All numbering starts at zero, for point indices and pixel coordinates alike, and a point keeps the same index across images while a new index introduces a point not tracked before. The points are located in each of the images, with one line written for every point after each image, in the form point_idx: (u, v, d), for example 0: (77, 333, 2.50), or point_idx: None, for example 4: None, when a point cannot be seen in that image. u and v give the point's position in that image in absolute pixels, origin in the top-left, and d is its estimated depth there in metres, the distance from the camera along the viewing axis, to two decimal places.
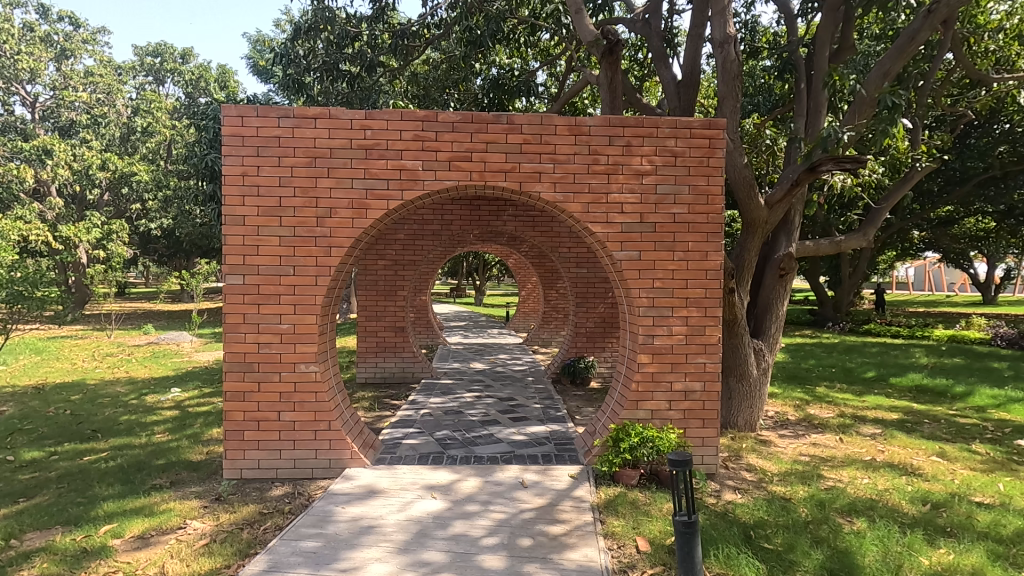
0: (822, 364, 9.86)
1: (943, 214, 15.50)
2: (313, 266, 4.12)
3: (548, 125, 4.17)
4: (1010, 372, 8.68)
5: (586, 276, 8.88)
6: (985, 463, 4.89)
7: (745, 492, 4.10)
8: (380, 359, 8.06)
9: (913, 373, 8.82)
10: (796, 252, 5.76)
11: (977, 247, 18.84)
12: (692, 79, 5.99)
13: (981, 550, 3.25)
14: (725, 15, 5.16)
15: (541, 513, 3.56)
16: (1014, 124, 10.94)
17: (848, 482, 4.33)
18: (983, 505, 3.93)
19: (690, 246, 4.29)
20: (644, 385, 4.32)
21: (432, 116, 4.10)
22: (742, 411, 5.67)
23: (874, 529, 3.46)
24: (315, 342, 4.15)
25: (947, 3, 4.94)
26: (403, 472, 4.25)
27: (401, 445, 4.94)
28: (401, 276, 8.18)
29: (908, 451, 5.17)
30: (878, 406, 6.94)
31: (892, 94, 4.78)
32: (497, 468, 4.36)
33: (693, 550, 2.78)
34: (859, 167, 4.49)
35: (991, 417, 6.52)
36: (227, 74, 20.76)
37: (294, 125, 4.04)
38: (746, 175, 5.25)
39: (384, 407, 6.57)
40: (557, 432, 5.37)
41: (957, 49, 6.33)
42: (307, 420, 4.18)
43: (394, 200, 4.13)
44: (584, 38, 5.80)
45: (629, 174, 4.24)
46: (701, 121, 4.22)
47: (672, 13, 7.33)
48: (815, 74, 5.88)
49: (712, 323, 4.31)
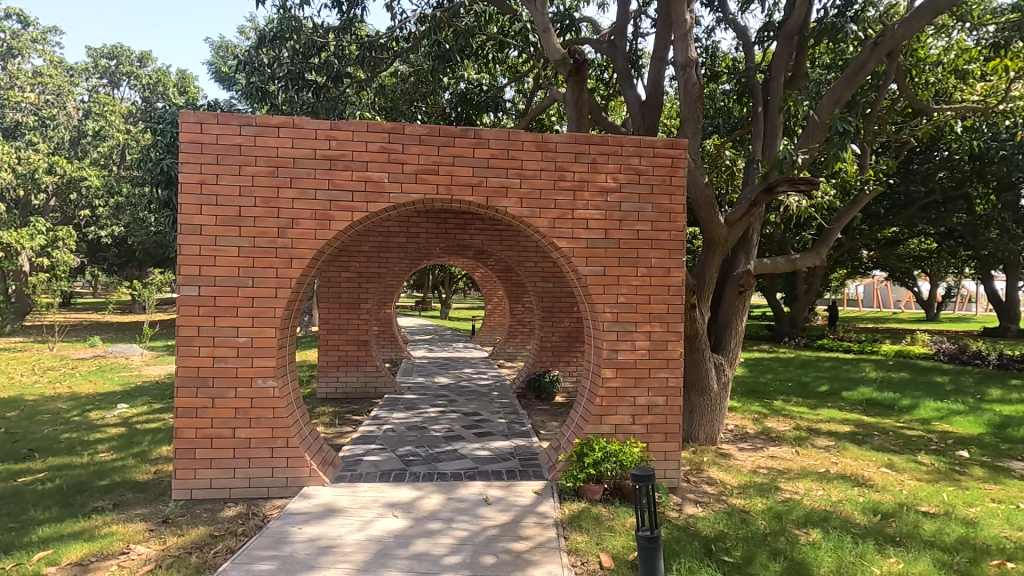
0: (779, 378, 10.17)
1: (890, 235, 16.22)
2: (278, 276, 4.02)
3: (515, 141, 4.20)
4: (951, 386, 9.14)
5: (552, 291, 8.87)
6: (930, 473, 5.11)
7: (705, 505, 4.16)
8: (342, 373, 7.87)
9: (864, 387, 9.18)
10: (754, 269, 5.94)
11: (919, 268, 19.95)
12: (656, 100, 6.14)
13: (927, 558, 3.38)
14: (687, 39, 5.32)
15: (504, 529, 3.53)
16: (953, 152, 11.69)
17: (803, 494, 4.45)
18: (928, 515, 4.09)
19: (654, 262, 4.37)
20: (608, 400, 4.34)
21: (399, 128, 4.08)
22: (703, 424, 5.76)
23: (828, 540, 3.56)
24: (274, 356, 4.03)
25: (892, 36, 5.25)
26: (363, 490, 4.14)
27: (362, 462, 4.82)
28: (366, 288, 8.13)
29: (860, 462, 5.37)
30: (832, 419, 7.20)
31: (843, 120, 5.02)
32: (461, 485, 4.29)
33: (656, 563, 2.80)
34: (813, 189, 4.67)
35: (935, 429, 6.84)
36: (186, 80, 20.41)
37: (256, 133, 3.95)
38: (707, 195, 5.40)
39: (345, 423, 6.43)
40: (521, 447, 5.34)
41: (900, 81, 6.69)
42: (263, 438, 4.04)
43: (359, 212, 4.07)
44: (551, 58, 5.65)
45: (595, 191, 4.30)
46: (664, 141, 4.35)
47: (637, 36, 7.57)
48: (771, 99, 6.13)
49: (675, 338, 4.39)
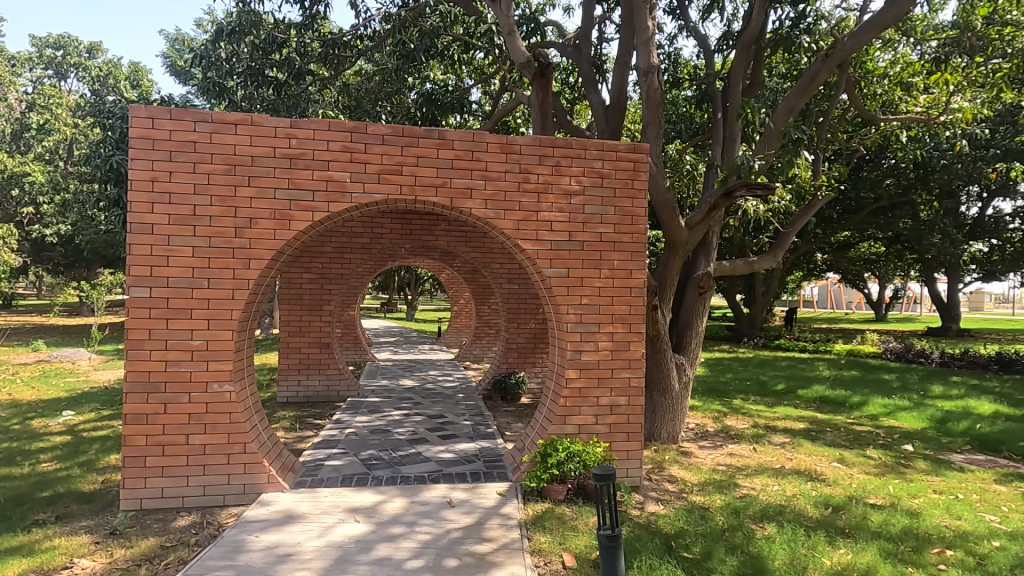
0: (739, 377, 10.47)
1: (842, 239, 16.90)
2: (235, 278, 3.91)
3: (479, 142, 4.21)
4: (897, 384, 9.59)
5: (517, 292, 8.94)
6: (878, 467, 5.35)
7: (666, 503, 4.24)
8: (303, 377, 7.70)
9: (817, 385, 9.54)
10: (713, 272, 6.10)
11: (869, 271, 20.86)
12: (620, 104, 6.23)
13: (874, 548, 3.53)
14: (649, 45, 5.41)
15: (468, 531, 3.51)
16: (899, 160, 12.27)
17: (760, 490, 4.59)
18: (876, 506, 4.28)
19: (616, 264, 4.44)
20: (572, 400, 4.38)
21: (362, 127, 4.03)
22: (664, 423, 5.88)
23: (782, 533, 3.68)
24: (231, 359, 3.92)
25: (842, 48, 5.47)
26: (324, 495, 4.06)
27: (324, 466, 4.72)
28: (328, 290, 8.00)
29: (813, 458, 5.57)
30: (788, 417, 7.45)
31: (797, 128, 5.22)
32: (424, 487, 4.26)
33: (617, 561, 2.84)
34: (769, 194, 4.83)
35: (883, 424, 7.16)
36: (139, 74, 19.70)
37: (212, 129, 3.83)
38: (669, 199, 5.51)
39: (306, 427, 6.29)
40: (486, 449, 5.33)
41: (851, 91, 6.98)
42: (219, 444, 3.92)
43: (320, 212, 4.00)
44: (516, 60, 5.67)
45: (559, 193, 4.34)
46: (627, 145, 4.43)
47: (601, 41, 7.66)
48: (730, 106, 6.31)
49: (637, 339, 4.47)
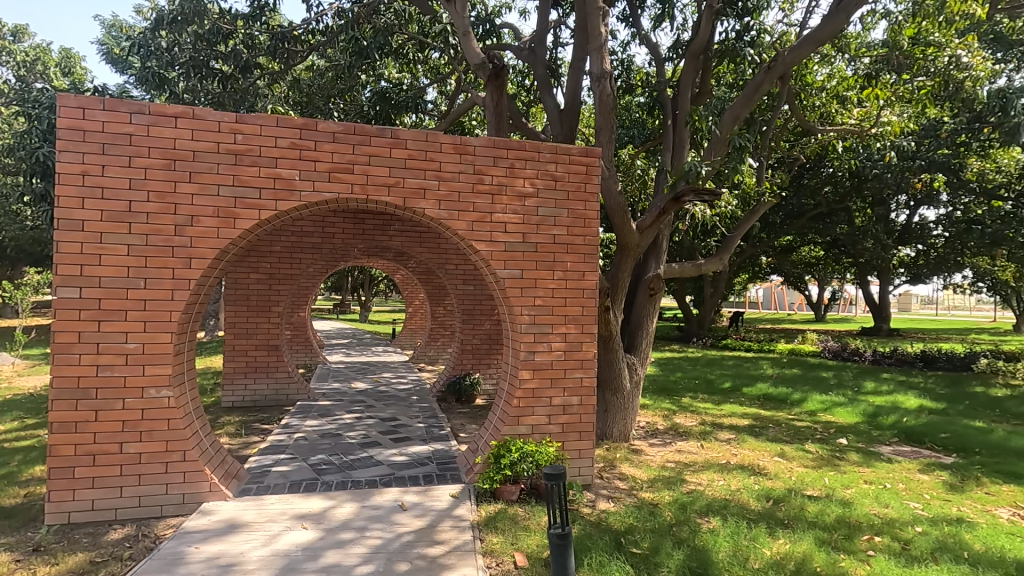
0: (688, 376, 10.80)
1: (784, 243, 17.71)
2: (175, 278, 3.74)
3: (433, 142, 4.18)
4: (834, 380, 10.13)
5: (472, 294, 8.91)
6: (815, 460, 5.63)
7: (617, 500, 4.33)
8: (250, 380, 7.44)
9: (761, 383, 9.96)
10: (663, 274, 6.27)
11: (809, 274, 21.93)
12: (574, 108, 6.32)
13: (810, 537, 3.72)
14: (602, 51, 5.51)
15: (420, 535, 3.48)
16: (836, 169, 12.98)
17: (706, 485, 4.75)
18: (812, 498, 4.51)
19: (569, 266, 4.50)
20: (525, 401, 4.41)
21: (311, 124, 3.93)
22: (616, 422, 6.00)
23: (726, 526, 3.83)
24: (170, 363, 3.74)
25: (783, 61, 5.74)
26: (270, 503, 3.94)
27: (270, 473, 4.58)
28: (277, 290, 7.80)
29: (756, 453, 5.81)
30: (733, 413, 7.74)
31: (741, 136, 5.43)
32: (375, 492, 4.19)
33: (567, 559, 2.87)
34: (715, 199, 5.01)
35: (820, 420, 7.54)
36: (71, 61, 18.58)
37: (149, 122, 3.65)
38: (621, 202, 5.63)
39: (252, 433, 6.07)
40: (439, 451, 5.30)
41: (791, 102, 7.33)
42: (156, 452, 3.73)
43: (266, 211, 3.88)
44: (471, 61, 5.66)
45: (513, 195, 4.36)
46: (579, 148, 4.50)
47: (556, 45, 7.76)
48: (679, 113, 6.50)
49: (589, 340, 4.54)
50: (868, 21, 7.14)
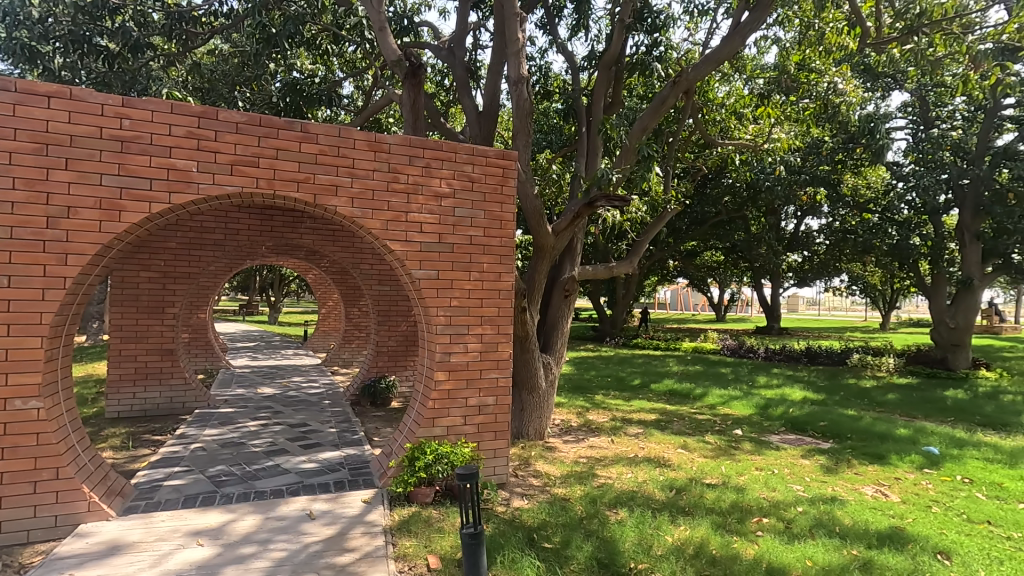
0: (601, 374, 11.23)
1: (690, 248, 18.90)
2: (47, 276, 3.36)
3: (346, 138, 4.05)
4: (731, 376, 10.95)
5: (389, 294, 8.74)
6: (713, 451, 6.05)
7: (531, 497, 4.41)
8: (140, 389, 6.79)
9: (668, 379, 10.56)
10: (577, 276, 6.47)
11: (711, 277, 23.55)
12: (492, 111, 6.38)
13: (707, 523, 3.99)
14: (519, 56, 5.59)
15: (328, 544, 3.36)
16: (734, 181, 14.04)
17: (615, 478, 4.96)
18: (710, 485, 4.84)
19: (485, 267, 4.53)
20: (441, 402, 4.37)
21: (211, 112, 3.68)
22: (532, 421, 6.11)
23: (632, 517, 4.02)
24: (40, 370, 3.35)
25: (687, 77, 6.11)
26: (160, 520, 3.63)
27: (161, 488, 4.22)
28: (171, 290, 7.26)
29: (662, 446, 6.15)
30: (642, 409, 8.15)
31: (649, 146, 5.73)
32: (281, 502, 3.99)
33: (479, 558, 2.89)
34: (625, 206, 5.24)
35: (719, 412, 8.12)
36: None
37: (15, 101, 3.24)
38: (537, 205, 5.75)
39: (142, 445, 5.57)
40: (352, 457, 5.13)
41: (694, 117, 7.84)
42: (23, 471, 3.33)
43: (159, 203, 3.58)
44: (387, 58, 5.55)
45: (429, 195, 4.33)
46: (496, 151, 4.55)
47: (475, 48, 7.79)
48: (592, 121, 6.75)
49: (504, 340, 4.60)
50: (762, 45, 7.78)
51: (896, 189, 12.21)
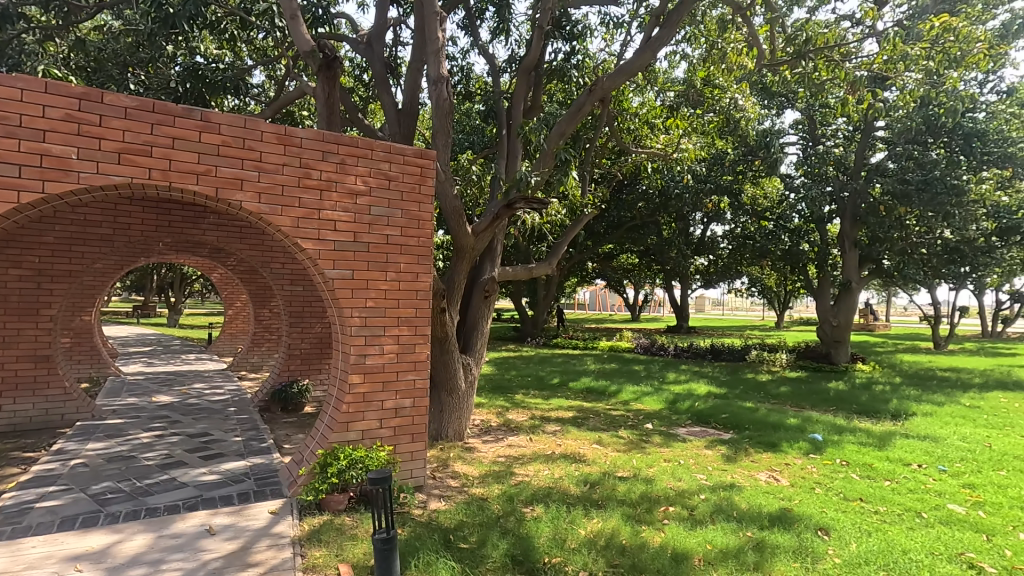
0: (521, 374, 11.40)
1: (607, 251, 19.62)
2: None
3: (252, 130, 3.84)
4: (643, 373, 11.50)
5: (301, 294, 8.38)
6: (626, 445, 6.32)
7: (448, 499, 4.39)
8: (9, 401, 6.03)
9: (585, 377, 10.90)
10: (497, 277, 6.53)
11: (627, 279, 24.58)
12: (413, 109, 6.29)
13: (618, 514, 4.16)
14: (439, 56, 5.55)
15: (229, 559, 3.16)
16: (648, 187, 14.75)
17: (533, 475, 5.05)
18: (622, 478, 5.05)
19: (402, 267, 4.46)
20: (355, 406, 4.24)
21: (95, 95, 3.35)
22: (451, 422, 6.08)
23: (548, 512, 4.11)
24: None
25: (602, 86, 6.34)
26: (31, 546, 3.25)
27: (33, 511, 3.78)
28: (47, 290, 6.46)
29: (578, 442, 6.34)
30: (560, 407, 8.35)
31: (566, 151, 5.89)
32: (177, 518, 3.71)
33: (392, 563, 2.84)
34: (543, 208, 5.35)
35: (632, 408, 8.50)
36: None
37: None
38: (457, 205, 5.73)
39: (10, 463, 4.96)
40: (258, 466, 4.86)
41: (610, 125, 8.16)
42: None
43: (30, 193, 3.20)
44: (300, 48, 5.32)
45: (343, 193, 4.19)
46: (414, 149, 4.50)
47: (395, 43, 7.64)
48: (512, 124, 6.83)
49: (422, 341, 4.55)
50: (673, 60, 8.23)
51: (788, 199, 13.36)
